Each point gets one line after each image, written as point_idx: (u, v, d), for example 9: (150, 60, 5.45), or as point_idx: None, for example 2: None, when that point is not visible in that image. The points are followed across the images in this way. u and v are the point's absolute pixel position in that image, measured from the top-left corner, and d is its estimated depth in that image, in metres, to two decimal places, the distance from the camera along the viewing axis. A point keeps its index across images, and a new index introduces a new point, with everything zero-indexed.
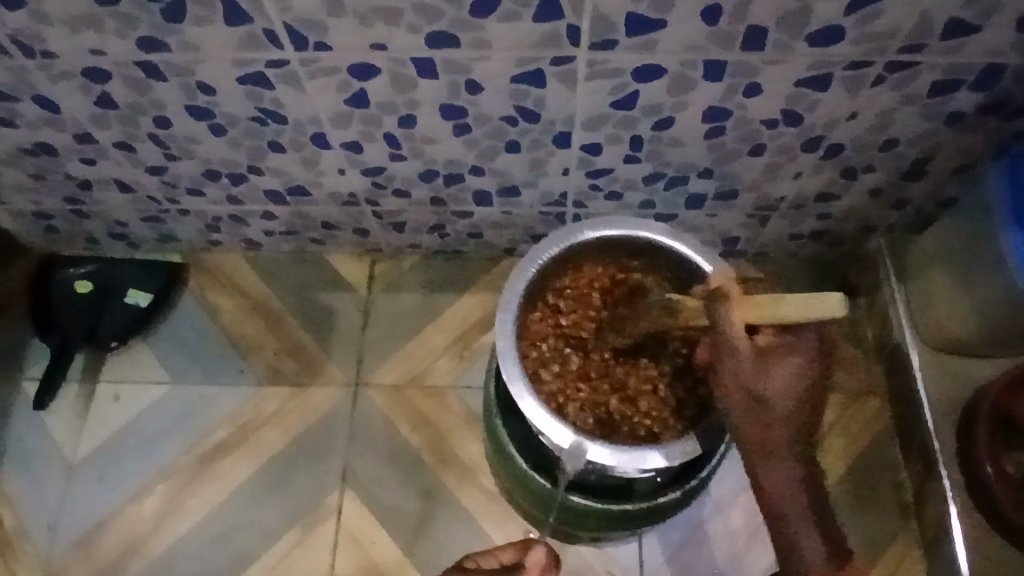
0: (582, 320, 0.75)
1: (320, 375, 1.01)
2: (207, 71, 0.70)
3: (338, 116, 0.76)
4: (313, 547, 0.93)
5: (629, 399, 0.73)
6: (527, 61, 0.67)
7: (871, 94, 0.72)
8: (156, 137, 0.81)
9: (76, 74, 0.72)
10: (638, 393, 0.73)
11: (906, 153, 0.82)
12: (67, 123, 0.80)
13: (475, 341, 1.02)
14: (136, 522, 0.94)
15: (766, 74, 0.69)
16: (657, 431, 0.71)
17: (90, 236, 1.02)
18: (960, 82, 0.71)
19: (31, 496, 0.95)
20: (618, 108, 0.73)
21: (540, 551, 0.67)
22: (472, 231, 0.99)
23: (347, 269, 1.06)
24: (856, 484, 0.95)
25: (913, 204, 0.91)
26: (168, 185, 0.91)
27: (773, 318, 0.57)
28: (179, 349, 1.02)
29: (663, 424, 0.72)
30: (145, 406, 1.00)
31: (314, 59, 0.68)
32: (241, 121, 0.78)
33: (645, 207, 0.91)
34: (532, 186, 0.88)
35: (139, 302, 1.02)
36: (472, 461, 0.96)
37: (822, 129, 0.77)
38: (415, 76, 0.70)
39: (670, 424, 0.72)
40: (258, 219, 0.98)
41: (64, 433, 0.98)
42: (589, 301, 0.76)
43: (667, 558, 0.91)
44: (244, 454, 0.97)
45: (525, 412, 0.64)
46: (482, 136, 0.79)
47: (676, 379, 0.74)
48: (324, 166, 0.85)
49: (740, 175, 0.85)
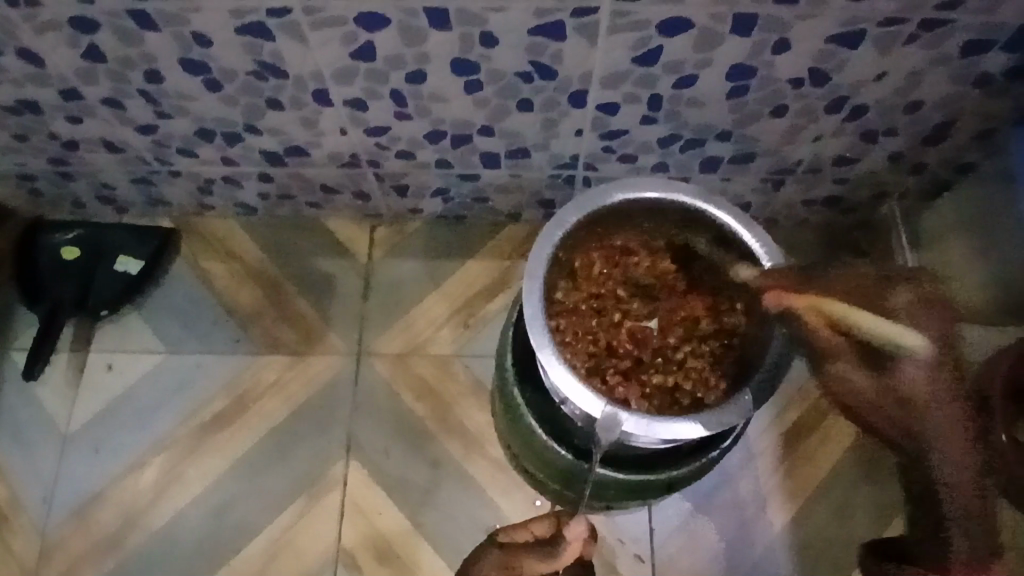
0: (597, 306, 0.74)
1: (321, 344, 0.97)
2: (204, 21, 0.66)
3: (342, 71, 0.72)
4: (320, 518, 0.91)
5: (663, 365, 0.73)
6: (547, 13, 0.63)
7: (903, 52, 0.69)
8: (147, 94, 0.77)
9: (62, 24, 0.67)
10: (672, 354, 0.73)
11: (929, 117, 0.79)
12: (51, 79, 0.75)
13: (481, 309, 0.99)
14: (134, 493, 0.92)
15: (796, 30, 0.65)
16: (700, 396, 0.70)
17: (76, 199, 0.98)
18: (993, 43, 0.69)
19: (25, 468, 0.92)
20: (639, 65, 0.70)
21: (580, 525, 0.68)
22: (477, 196, 0.96)
23: (346, 233, 1.02)
24: (848, 469, 0.92)
25: (931, 169, 0.89)
26: (159, 145, 0.86)
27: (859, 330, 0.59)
28: (173, 317, 0.99)
29: (704, 386, 0.71)
30: (139, 375, 0.96)
31: (318, 9, 0.64)
32: (237, 76, 0.73)
33: (658, 170, 0.88)
34: (543, 148, 0.84)
35: (130, 270, 0.98)
36: (477, 431, 0.94)
37: (848, 91, 0.74)
38: (427, 29, 0.66)
39: (712, 385, 0.71)
40: (253, 181, 0.93)
41: (55, 404, 0.95)
42: (601, 291, 0.74)
43: (675, 529, 0.90)
44: (244, 424, 0.94)
45: (554, 380, 0.62)
46: (494, 95, 0.75)
47: (714, 334, 0.74)
48: (324, 125, 0.81)
49: (759, 138, 0.82)
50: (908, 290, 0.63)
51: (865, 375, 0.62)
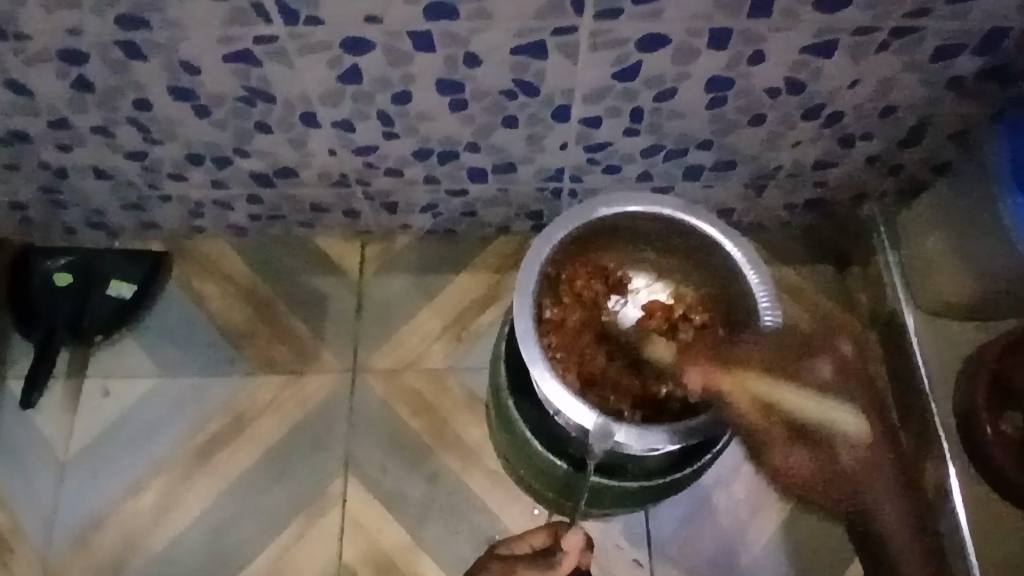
0: (583, 317, 0.77)
1: (315, 362, 0.98)
2: (192, 49, 0.67)
3: (329, 94, 0.73)
4: (321, 535, 0.91)
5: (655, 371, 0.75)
6: (528, 33, 0.65)
7: (875, 60, 0.71)
8: (136, 121, 0.78)
9: (50, 56, 0.68)
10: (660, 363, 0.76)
11: (904, 121, 0.81)
12: (42, 110, 0.76)
13: (473, 322, 1.00)
14: (134, 516, 0.92)
15: (770, 41, 0.67)
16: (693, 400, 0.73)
17: (67, 225, 0.98)
18: (962, 48, 0.71)
19: (23, 496, 0.92)
20: (620, 80, 0.72)
21: (576, 535, 0.72)
22: (465, 210, 0.97)
23: (337, 252, 1.03)
24: None
25: (908, 171, 0.91)
26: (149, 171, 0.87)
27: (787, 406, 0.72)
28: (167, 340, 0.99)
29: None
30: (134, 399, 0.97)
31: (305, 35, 0.65)
32: (226, 102, 0.75)
33: (642, 180, 0.90)
34: (529, 162, 0.86)
35: (123, 295, 0.99)
36: (474, 443, 0.95)
37: (824, 98, 0.76)
38: (412, 51, 0.67)
39: None
40: (244, 203, 0.95)
41: (52, 430, 0.95)
42: (585, 307, 0.77)
43: (672, 533, 0.91)
44: (242, 444, 0.95)
45: (547, 394, 0.63)
46: (479, 112, 0.76)
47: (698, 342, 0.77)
48: (313, 147, 0.82)
49: (740, 146, 0.84)
50: (829, 364, 0.77)
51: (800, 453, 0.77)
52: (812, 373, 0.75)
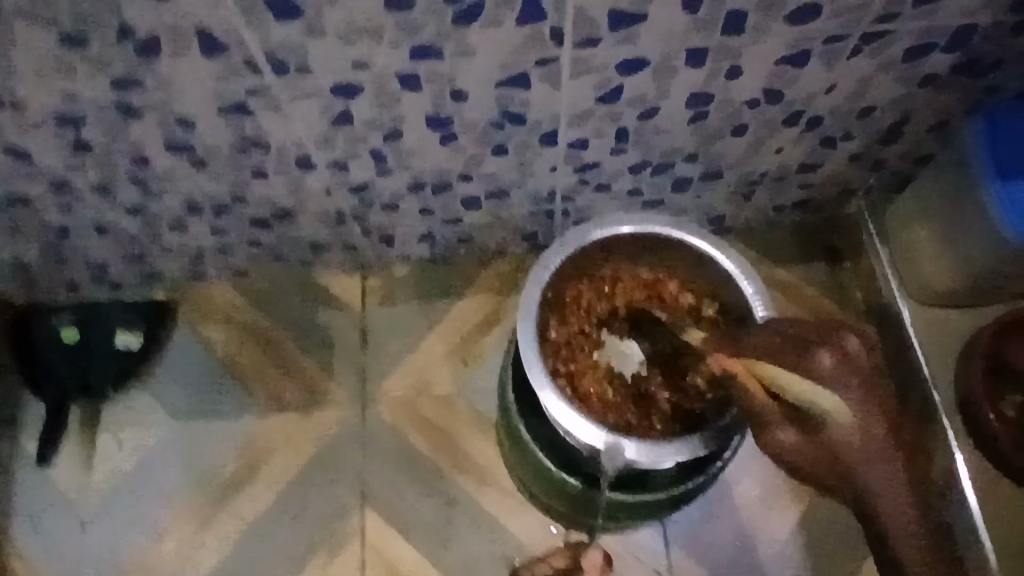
0: (589, 328, 0.78)
1: (325, 397, 1.00)
2: (186, 105, 0.69)
3: (322, 137, 0.75)
4: (343, 567, 0.92)
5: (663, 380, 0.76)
6: (511, 66, 0.67)
7: (849, 65, 0.73)
8: (135, 177, 0.79)
9: (47, 122, 0.70)
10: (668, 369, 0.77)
11: (882, 119, 0.84)
12: (41, 173, 0.77)
13: (477, 345, 1.02)
14: (156, 563, 0.93)
15: (746, 55, 0.70)
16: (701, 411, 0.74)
17: (70, 281, 0.99)
18: (932, 46, 0.73)
19: (45, 552, 0.93)
20: (603, 103, 0.74)
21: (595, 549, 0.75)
22: (462, 237, 0.99)
23: (339, 287, 1.04)
24: None
25: (890, 166, 0.93)
26: (149, 223, 0.89)
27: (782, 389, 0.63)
28: (177, 387, 1.00)
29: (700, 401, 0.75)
30: (148, 448, 0.98)
31: (296, 84, 0.67)
32: (221, 152, 0.76)
33: (632, 195, 0.92)
34: (520, 186, 0.88)
35: (132, 345, 1.01)
36: (486, 464, 0.96)
37: (802, 104, 0.78)
38: (400, 91, 0.69)
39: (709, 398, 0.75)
40: (243, 247, 0.96)
41: (69, 485, 0.96)
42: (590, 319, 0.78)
43: (689, 539, 0.92)
44: (258, 484, 0.96)
45: (555, 414, 0.67)
46: (469, 143, 0.78)
47: None
48: (309, 188, 0.84)
49: (725, 155, 0.85)
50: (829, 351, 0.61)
51: (795, 437, 0.63)
52: (815, 359, 0.62)
